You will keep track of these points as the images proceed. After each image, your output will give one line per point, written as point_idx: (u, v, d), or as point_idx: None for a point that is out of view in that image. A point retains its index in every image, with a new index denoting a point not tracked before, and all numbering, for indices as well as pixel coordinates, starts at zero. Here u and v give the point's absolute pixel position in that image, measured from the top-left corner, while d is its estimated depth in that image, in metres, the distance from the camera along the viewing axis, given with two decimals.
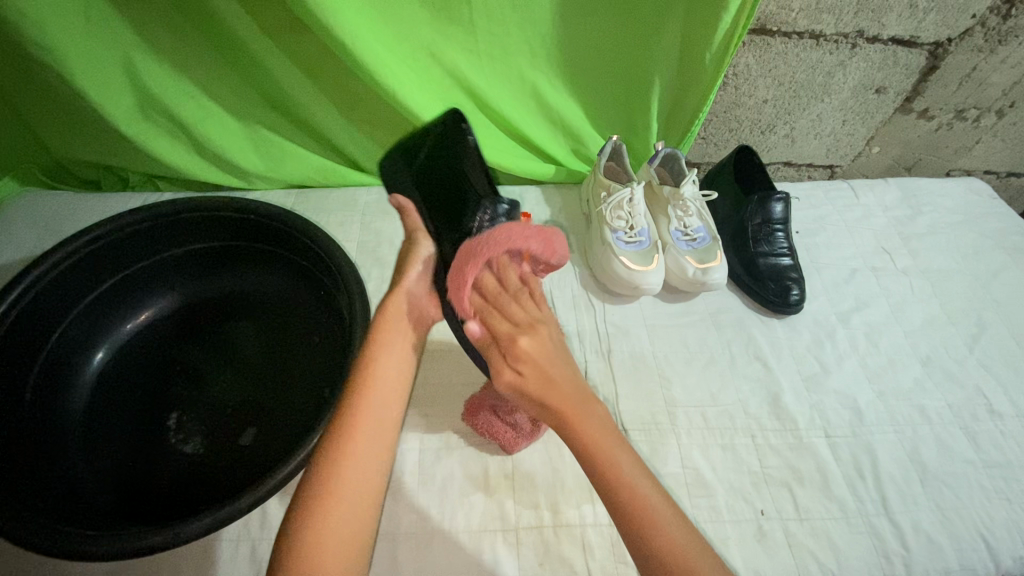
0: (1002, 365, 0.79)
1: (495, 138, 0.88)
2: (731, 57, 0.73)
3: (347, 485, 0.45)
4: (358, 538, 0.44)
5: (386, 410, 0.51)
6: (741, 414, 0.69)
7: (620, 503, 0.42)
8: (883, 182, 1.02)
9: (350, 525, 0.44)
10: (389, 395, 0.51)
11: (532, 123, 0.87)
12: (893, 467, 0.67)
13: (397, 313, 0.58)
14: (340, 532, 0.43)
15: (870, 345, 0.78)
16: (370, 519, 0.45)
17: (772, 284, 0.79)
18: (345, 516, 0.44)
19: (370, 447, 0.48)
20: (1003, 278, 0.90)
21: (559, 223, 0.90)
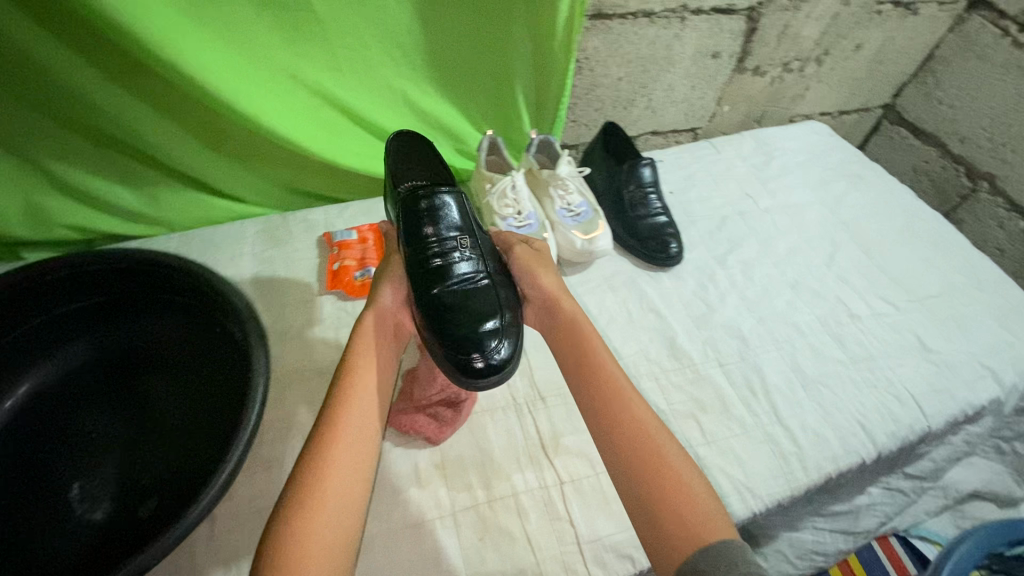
0: (853, 274, 0.91)
1: (376, 149, 0.90)
2: (575, 41, 0.80)
3: (326, 505, 0.49)
4: (340, 538, 0.48)
5: (367, 422, 0.55)
6: (644, 361, 0.75)
7: (665, 474, 0.53)
8: (738, 137, 1.14)
9: (332, 531, 0.47)
10: (369, 411, 0.56)
11: (410, 129, 0.90)
12: (778, 379, 0.75)
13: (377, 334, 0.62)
14: (324, 535, 0.47)
15: (747, 279, 0.88)
16: (349, 528, 0.49)
17: (654, 243, 0.86)
18: (324, 532, 0.47)
19: (352, 456, 0.52)
20: (844, 203, 1.05)
21: None
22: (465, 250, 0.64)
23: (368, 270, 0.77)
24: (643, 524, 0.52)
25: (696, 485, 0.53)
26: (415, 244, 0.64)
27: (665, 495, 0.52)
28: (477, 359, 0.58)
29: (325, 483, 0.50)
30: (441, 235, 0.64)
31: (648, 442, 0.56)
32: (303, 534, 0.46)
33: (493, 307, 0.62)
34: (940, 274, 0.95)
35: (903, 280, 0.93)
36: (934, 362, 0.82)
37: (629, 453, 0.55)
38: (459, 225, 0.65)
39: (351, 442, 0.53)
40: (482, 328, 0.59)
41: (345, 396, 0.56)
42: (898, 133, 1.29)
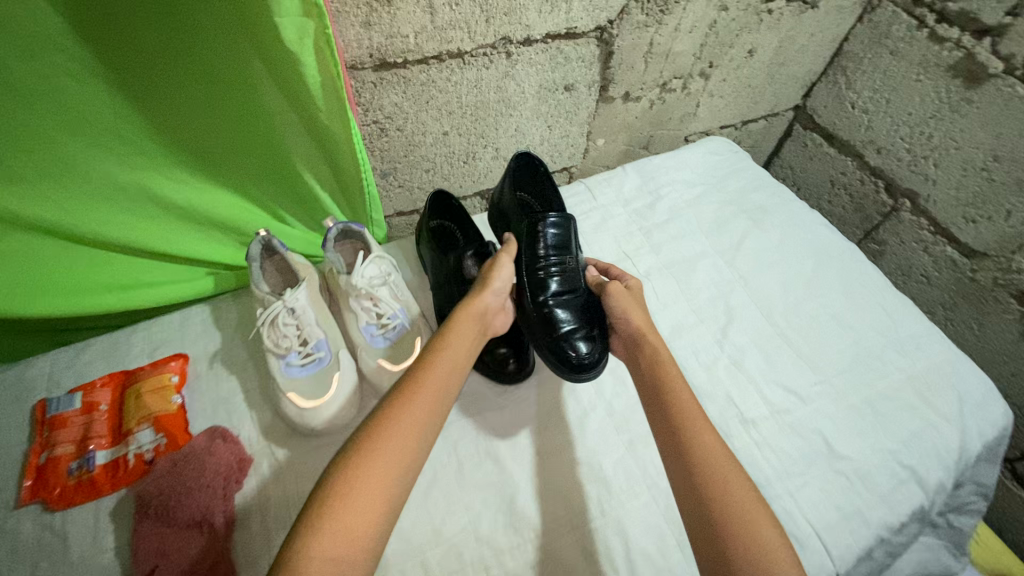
0: (749, 355, 0.75)
1: (117, 272, 0.66)
2: (345, 102, 0.58)
3: (382, 458, 0.44)
4: (381, 503, 0.42)
5: (446, 385, 0.52)
6: (471, 543, 0.56)
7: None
8: (620, 172, 0.95)
9: (372, 494, 0.42)
10: (449, 376, 0.53)
11: (159, 237, 0.66)
12: (647, 540, 0.58)
13: (467, 318, 0.59)
14: (367, 493, 0.42)
15: (617, 386, 0.70)
16: (396, 493, 0.43)
17: (488, 356, 0.70)
18: (369, 490, 0.42)
19: (422, 414, 0.49)
20: (743, 250, 0.87)
21: (234, 353, 0.67)
22: (563, 269, 0.70)
23: (90, 457, 0.57)
24: (704, 542, 0.46)
25: (764, 518, 0.46)
26: (527, 259, 0.70)
27: (731, 528, 0.45)
28: (571, 355, 0.64)
29: (387, 433, 0.46)
30: (547, 253, 0.69)
31: (749, 525, 0.45)
32: (360, 490, 0.42)
33: (575, 316, 0.68)
34: (854, 336, 0.79)
35: (811, 354, 0.76)
36: (845, 472, 0.66)
37: (702, 476, 0.49)
38: (564, 246, 0.71)
39: (429, 398, 0.50)
40: (575, 335, 0.66)
41: (434, 357, 0.53)
42: (811, 140, 1.11)
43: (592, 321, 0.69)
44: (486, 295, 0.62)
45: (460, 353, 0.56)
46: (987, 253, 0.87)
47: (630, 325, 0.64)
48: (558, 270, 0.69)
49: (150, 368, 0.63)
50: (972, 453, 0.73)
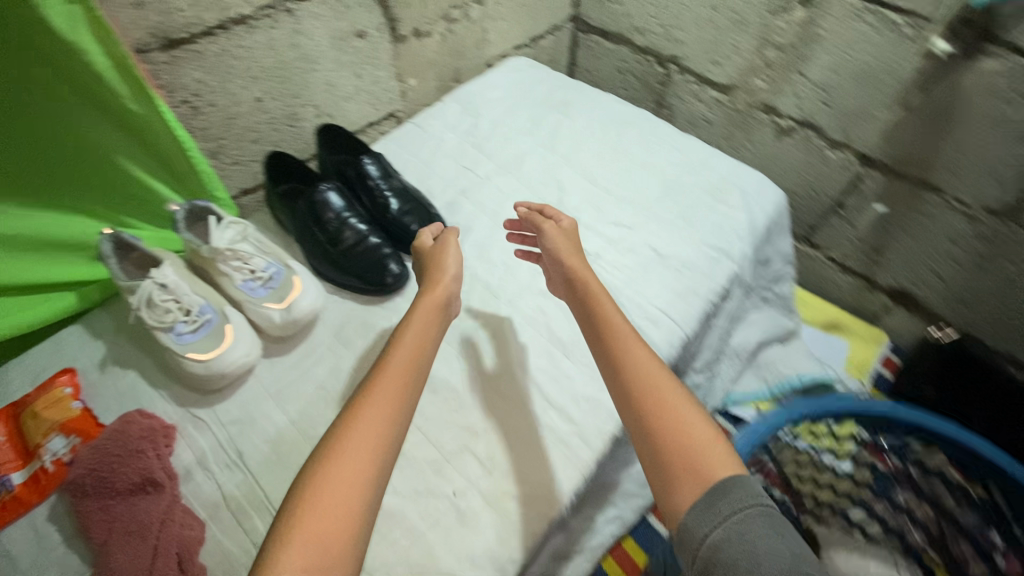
0: (584, 210, 0.90)
1: None
2: (143, 80, 0.62)
3: (337, 478, 0.47)
4: (349, 509, 0.46)
5: (404, 393, 0.54)
6: None
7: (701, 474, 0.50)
8: (440, 104, 1.06)
9: (342, 500, 0.46)
10: (406, 381, 0.55)
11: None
12: (539, 361, 0.71)
13: (419, 318, 0.61)
14: (336, 502, 0.46)
15: (486, 264, 0.81)
16: (363, 496, 0.47)
17: (370, 271, 0.74)
18: (338, 499, 0.46)
19: (382, 424, 0.51)
20: (560, 136, 1.02)
21: (122, 350, 0.68)
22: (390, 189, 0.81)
23: (6, 480, 0.57)
24: (655, 469, 0.52)
25: (699, 432, 0.53)
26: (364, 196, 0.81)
27: (678, 450, 0.52)
28: None
29: (347, 444, 0.49)
30: (372, 184, 0.80)
31: (680, 431, 0.53)
32: (333, 488, 0.46)
33: (420, 215, 0.81)
34: (660, 173, 0.97)
35: (629, 194, 0.93)
36: (673, 266, 0.84)
37: (656, 409, 0.54)
38: (381, 173, 0.81)
39: (386, 407, 0.52)
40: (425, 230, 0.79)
41: (389, 365, 0.56)
42: (592, 41, 1.29)
43: (433, 216, 0.82)
44: (443, 288, 0.64)
45: (415, 352, 0.58)
46: (735, 84, 1.09)
47: (566, 270, 0.68)
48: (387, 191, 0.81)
49: (37, 390, 0.63)
50: (761, 226, 0.94)
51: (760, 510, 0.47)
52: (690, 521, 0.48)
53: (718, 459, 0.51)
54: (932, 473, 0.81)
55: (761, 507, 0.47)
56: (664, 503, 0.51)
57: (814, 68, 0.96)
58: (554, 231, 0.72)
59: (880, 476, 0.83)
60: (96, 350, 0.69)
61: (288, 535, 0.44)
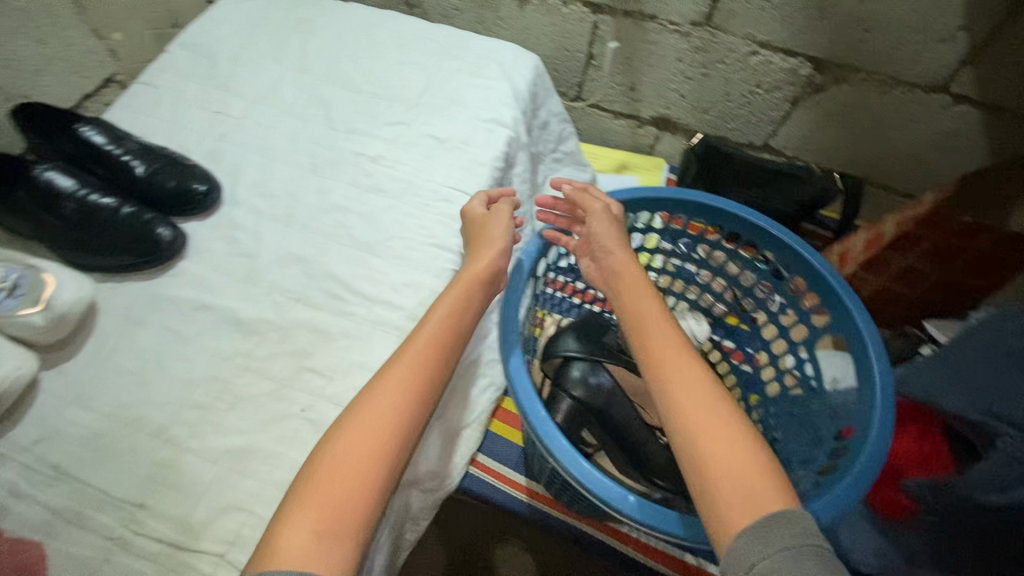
0: (355, 119, 0.89)
1: None
2: None
3: (342, 455, 0.51)
4: (345, 497, 0.49)
5: (409, 392, 0.56)
6: (221, 364, 0.64)
7: (738, 488, 0.47)
8: (167, 56, 0.96)
9: (334, 491, 0.49)
10: (408, 382, 0.56)
11: None
12: (350, 267, 0.72)
13: (438, 305, 0.63)
14: (327, 489, 0.49)
15: (269, 199, 0.78)
16: (355, 486, 0.50)
17: (135, 242, 0.69)
18: (334, 485, 0.49)
19: (383, 420, 0.53)
20: (311, 55, 0.98)
21: None
22: (131, 154, 0.76)
23: None
24: (700, 488, 0.49)
25: (745, 459, 0.49)
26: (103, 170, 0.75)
27: (711, 453, 0.50)
28: (190, 194, 0.75)
29: (349, 437, 0.52)
30: (107, 154, 0.75)
31: (705, 433, 0.51)
32: (334, 478, 0.50)
33: (175, 170, 0.76)
34: (420, 65, 0.98)
35: (396, 93, 0.93)
36: (453, 146, 0.87)
37: (695, 416, 0.52)
38: (114, 141, 0.76)
39: (390, 403, 0.55)
40: (185, 183, 0.75)
41: (401, 355, 0.59)
42: None
43: (191, 166, 0.77)
44: (493, 260, 0.69)
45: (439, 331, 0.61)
46: None
47: (613, 267, 0.67)
48: (128, 156, 0.76)
49: None
50: (524, 90, 1.01)
51: (811, 548, 0.43)
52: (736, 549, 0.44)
53: (769, 485, 0.47)
54: (733, 254, 0.78)
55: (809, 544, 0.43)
56: (708, 513, 0.48)
57: None
58: (602, 226, 0.70)
59: (677, 265, 0.86)
60: None
61: (300, 500, 0.49)
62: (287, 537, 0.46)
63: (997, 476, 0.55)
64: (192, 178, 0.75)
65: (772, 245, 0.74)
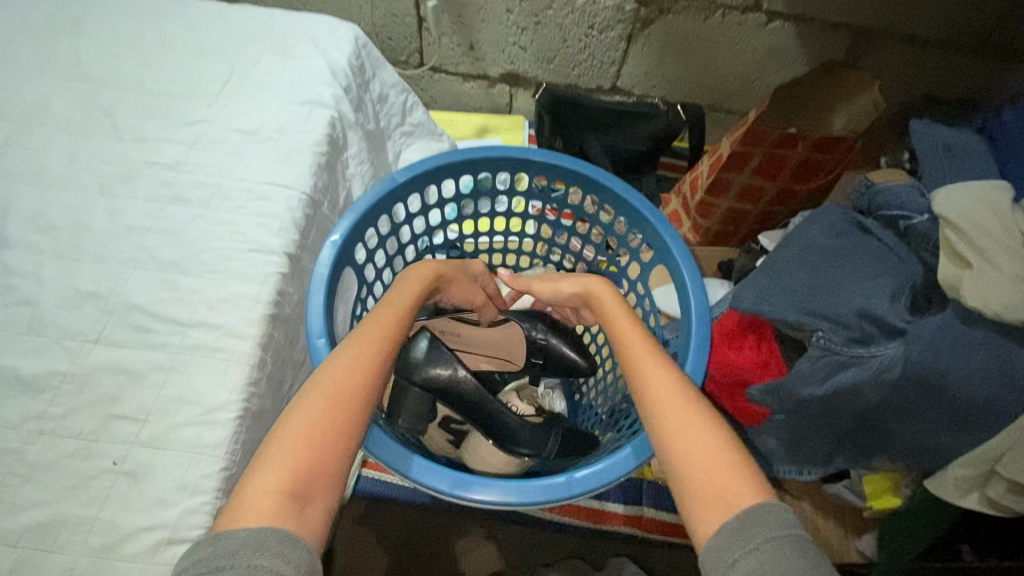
0: (148, 123, 0.79)
1: None
2: None
3: (302, 439, 0.44)
4: (296, 493, 0.41)
5: (372, 388, 0.49)
6: (7, 433, 0.55)
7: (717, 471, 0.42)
8: None
9: (286, 485, 0.41)
10: (372, 371, 0.50)
11: None
12: (156, 294, 0.64)
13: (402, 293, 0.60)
14: (276, 485, 0.41)
15: (48, 232, 0.68)
16: (309, 484, 0.42)
17: None
18: (286, 477, 0.42)
19: (345, 417, 0.46)
20: (84, 58, 0.85)
21: None
22: None
23: None
24: (677, 483, 0.44)
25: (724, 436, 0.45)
26: None
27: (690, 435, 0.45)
28: None
29: (311, 422, 0.45)
30: None
31: (681, 412, 0.46)
32: (291, 473, 0.42)
33: None
34: (219, 52, 0.88)
35: (194, 88, 0.83)
36: (266, 138, 0.79)
37: (668, 412, 0.47)
38: None
39: (353, 391, 0.47)
40: None
41: (363, 335, 0.53)
42: None
43: None
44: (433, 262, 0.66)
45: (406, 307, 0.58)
46: None
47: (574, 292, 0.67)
48: None
49: None
50: (345, 64, 0.92)
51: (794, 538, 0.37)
52: (713, 552, 0.38)
53: (745, 477, 0.41)
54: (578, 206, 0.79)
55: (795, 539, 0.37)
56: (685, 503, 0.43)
57: None
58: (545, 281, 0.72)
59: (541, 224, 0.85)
60: None
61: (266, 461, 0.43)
62: (252, 498, 0.40)
63: (818, 371, 0.61)
64: None
65: (602, 194, 0.74)
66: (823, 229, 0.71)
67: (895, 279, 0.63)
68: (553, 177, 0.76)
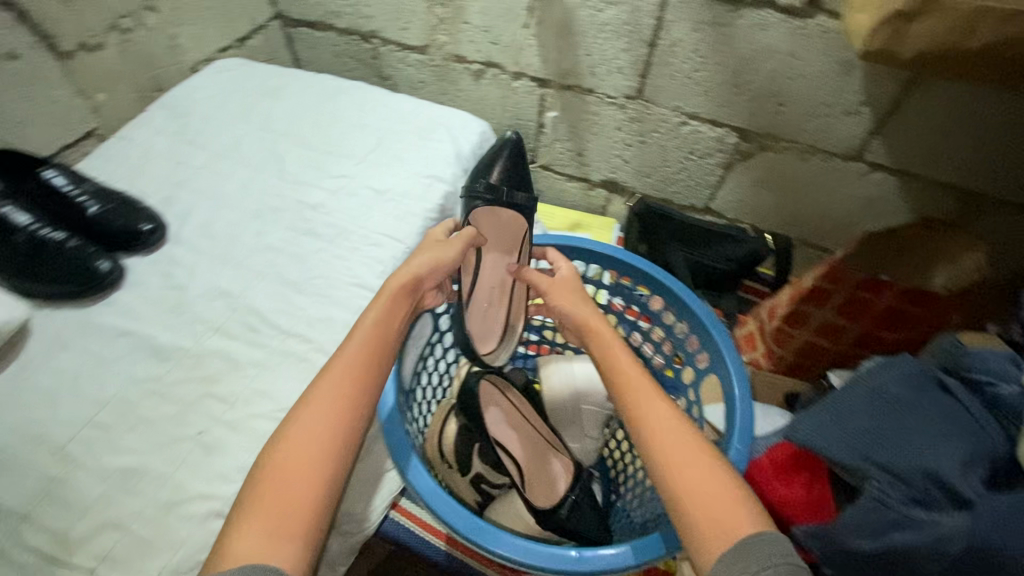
0: (305, 171, 0.97)
1: None
2: None
3: (278, 489, 0.48)
4: (277, 532, 0.46)
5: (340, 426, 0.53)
6: (130, 387, 0.67)
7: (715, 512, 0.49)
8: (145, 114, 1.06)
9: (268, 526, 0.46)
10: (337, 406, 0.54)
11: None
12: (271, 303, 0.77)
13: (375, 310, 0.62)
14: (259, 526, 0.46)
15: (208, 238, 0.85)
16: (290, 522, 0.47)
17: (73, 273, 0.74)
18: (265, 519, 0.47)
19: (312, 455, 0.50)
20: (274, 117, 1.08)
21: None
22: (86, 197, 0.82)
23: None
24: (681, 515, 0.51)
25: (719, 474, 0.51)
26: (57, 208, 0.81)
27: (690, 472, 0.51)
28: (139, 235, 0.81)
29: (285, 468, 0.49)
30: (68, 196, 0.82)
31: (680, 454, 0.53)
32: (270, 518, 0.47)
33: (127, 211, 0.82)
34: (372, 127, 1.08)
35: (346, 150, 1.02)
36: (389, 198, 0.94)
37: (671, 452, 0.53)
38: (74, 184, 0.83)
39: (318, 431, 0.51)
40: (138, 224, 0.81)
41: (330, 369, 0.56)
42: (302, 33, 1.36)
43: (140, 208, 0.84)
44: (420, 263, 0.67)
45: (377, 335, 0.60)
46: (427, 43, 1.24)
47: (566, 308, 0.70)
48: (85, 197, 0.82)
49: None
50: (467, 152, 1.08)
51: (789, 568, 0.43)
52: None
53: (742, 513, 0.48)
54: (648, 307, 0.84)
55: (786, 565, 0.44)
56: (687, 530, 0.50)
57: (473, 14, 1.14)
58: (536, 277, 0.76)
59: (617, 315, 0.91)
60: None
61: (243, 515, 0.48)
62: (235, 548, 0.46)
63: (869, 522, 0.58)
64: (143, 220, 0.82)
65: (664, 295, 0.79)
66: (898, 381, 0.68)
67: (966, 442, 0.59)
68: (623, 272, 0.83)
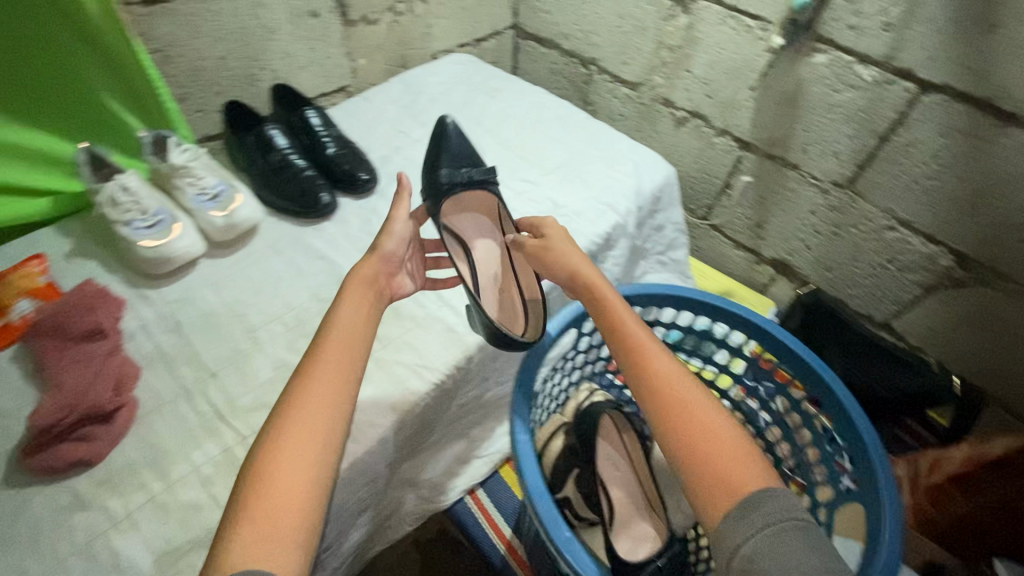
0: (499, 168, 1.06)
1: None
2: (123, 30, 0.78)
3: (275, 484, 0.46)
4: (283, 527, 0.45)
5: (332, 411, 0.52)
6: (315, 302, 0.79)
7: (721, 469, 0.50)
8: (387, 84, 1.24)
9: (275, 519, 0.45)
10: (328, 388, 0.54)
11: None
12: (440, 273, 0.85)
13: (359, 287, 0.63)
14: (262, 514, 0.45)
15: (406, 201, 0.96)
16: (293, 516, 0.46)
17: (302, 197, 0.88)
18: (269, 505, 0.45)
19: (304, 445, 0.49)
20: (487, 114, 1.19)
21: (86, 250, 0.83)
22: (328, 138, 0.97)
23: None
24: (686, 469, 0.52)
25: (723, 429, 0.53)
26: (306, 142, 0.98)
27: (693, 427, 0.53)
28: (353, 182, 0.94)
29: (277, 464, 0.48)
30: (315, 133, 0.97)
31: (684, 413, 0.54)
32: (269, 516, 0.45)
33: (352, 159, 0.96)
34: (567, 145, 1.14)
35: (539, 159, 1.09)
36: (563, 214, 0.99)
37: (675, 408, 0.54)
38: (325, 126, 0.99)
39: (309, 416, 0.51)
40: (356, 172, 0.94)
41: (317, 350, 0.56)
42: (530, 46, 1.48)
43: (363, 159, 0.97)
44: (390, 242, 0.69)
45: (350, 331, 0.58)
46: (641, 81, 1.28)
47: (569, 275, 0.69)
48: (327, 138, 0.97)
49: (12, 269, 0.77)
50: (647, 192, 1.09)
51: (795, 524, 0.46)
52: (724, 530, 0.47)
53: (748, 467, 0.50)
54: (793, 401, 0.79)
55: (792, 522, 0.46)
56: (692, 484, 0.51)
57: (698, 66, 1.14)
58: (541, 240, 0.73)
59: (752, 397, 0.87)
60: (61, 246, 0.84)
61: (235, 524, 0.45)
62: (232, 549, 0.43)
63: None
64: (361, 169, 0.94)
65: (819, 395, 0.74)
66: None
67: None
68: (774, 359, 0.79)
